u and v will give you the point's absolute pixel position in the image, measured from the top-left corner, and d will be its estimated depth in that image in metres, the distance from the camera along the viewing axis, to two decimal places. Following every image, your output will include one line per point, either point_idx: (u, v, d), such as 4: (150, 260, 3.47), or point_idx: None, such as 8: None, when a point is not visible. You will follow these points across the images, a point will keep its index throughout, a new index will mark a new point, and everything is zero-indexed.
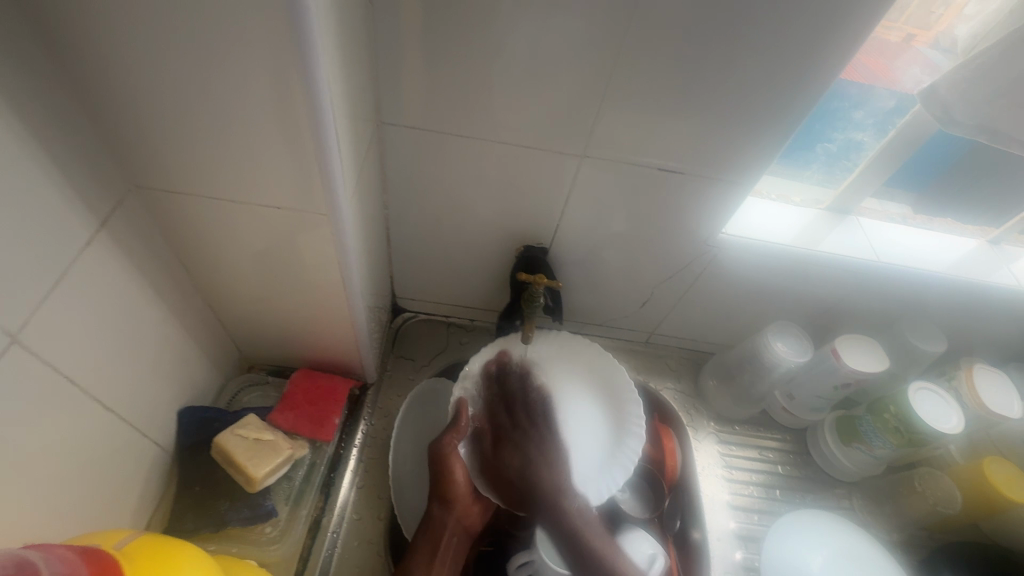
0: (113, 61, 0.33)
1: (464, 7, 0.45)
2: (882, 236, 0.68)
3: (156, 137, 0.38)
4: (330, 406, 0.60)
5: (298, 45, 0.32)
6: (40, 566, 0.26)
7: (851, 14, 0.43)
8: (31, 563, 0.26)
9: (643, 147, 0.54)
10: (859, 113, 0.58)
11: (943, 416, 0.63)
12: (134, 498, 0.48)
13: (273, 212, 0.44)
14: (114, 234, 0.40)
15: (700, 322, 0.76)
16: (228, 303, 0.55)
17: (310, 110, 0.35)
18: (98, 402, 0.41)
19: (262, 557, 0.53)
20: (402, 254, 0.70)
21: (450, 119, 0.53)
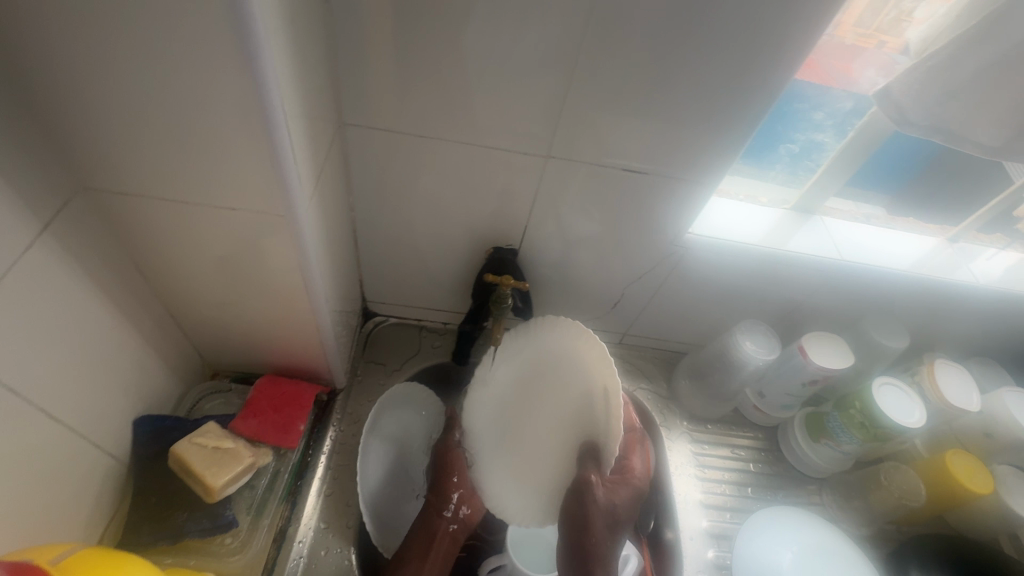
0: (49, 58, 0.32)
1: (421, 6, 0.44)
2: (846, 235, 0.69)
3: (100, 136, 0.37)
4: (295, 413, 0.59)
5: (243, 45, 0.31)
6: None
7: (804, 18, 0.44)
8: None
9: (607, 148, 0.54)
10: (819, 114, 0.60)
11: (906, 411, 0.64)
12: (85, 512, 0.46)
13: (228, 214, 0.43)
14: (59, 237, 0.39)
15: (671, 322, 0.77)
16: (187, 308, 0.54)
17: (259, 109, 0.35)
18: (43, 413, 0.40)
19: (223, 568, 0.50)
20: (370, 258, 0.69)
21: (413, 121, 0.53)
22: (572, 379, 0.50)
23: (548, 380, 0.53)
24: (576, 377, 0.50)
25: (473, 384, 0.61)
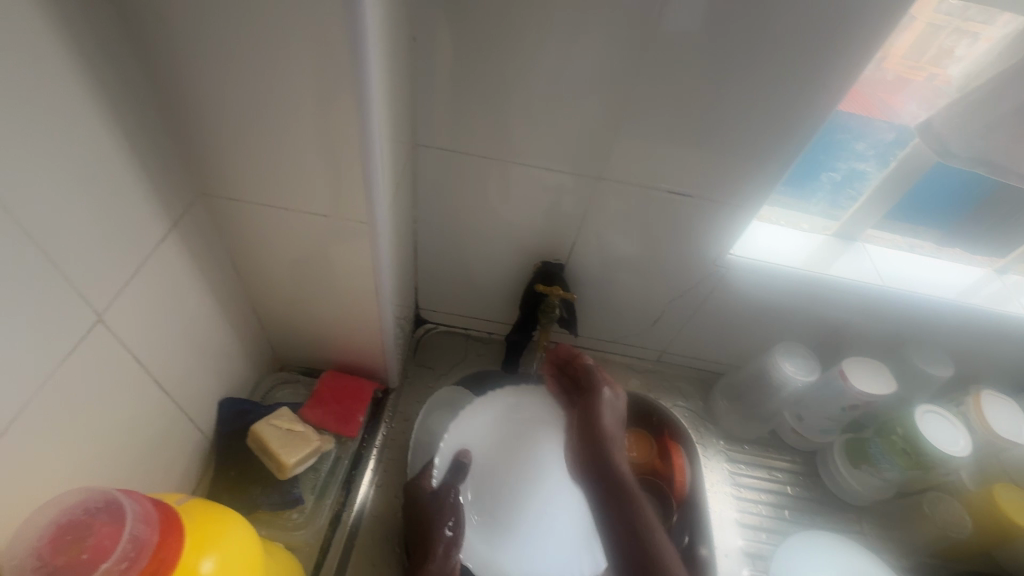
0: (196, 86, 0.39)
1: (494, 42, 0.50)
2: (889, 263, 0.70)
3: (224, 151, 0.43)
4: (355, 405, 0.64)
5: (354, 80, 0.37)
6: (124, 505, 0.31)
7: (846, 57, 0.47)
8: (117, 501, 0.31)
9: (654, 172, 0.59)
10: (861, 145, 0.62)
11: (950, 439, 0.64)
12: (176, 478, 0.52)
13: (317, 220, 0.49)
14: (182, 233, 0.45)
15: (710, 341, 0.79)
16: (268, 304, 0.60)
17: (360, 131, 0.40)
18: (155, 384, 0.46)
19: (288, 539, 0.56)
20: (427, 267, 0.75)
21: (477, 143, 0.58)
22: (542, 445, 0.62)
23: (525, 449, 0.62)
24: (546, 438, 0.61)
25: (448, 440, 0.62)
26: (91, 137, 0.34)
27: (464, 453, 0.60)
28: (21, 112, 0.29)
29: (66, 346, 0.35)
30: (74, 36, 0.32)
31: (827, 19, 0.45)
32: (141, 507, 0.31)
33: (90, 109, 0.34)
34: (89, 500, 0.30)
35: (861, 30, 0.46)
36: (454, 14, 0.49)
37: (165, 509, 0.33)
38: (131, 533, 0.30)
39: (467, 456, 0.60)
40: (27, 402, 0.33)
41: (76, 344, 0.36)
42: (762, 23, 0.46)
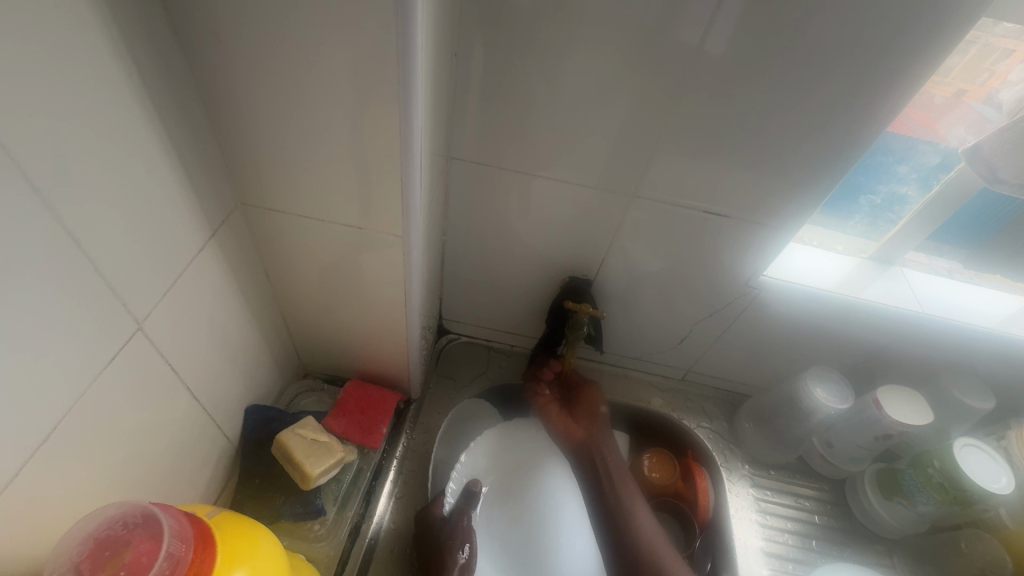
0: (241, 97, 0.39)
1: (534, 56, 0.50)
2: (928, 289, 0.68)
3: (264, 160, 0.43)
4: (378, 416, 0.64)
5: (401, 96, 0.37)
6: (162, 519, 0.31)
7: (897, 80, 0.46)
8: (153, 516, 0.31)
9: (689, 190, 0.58)
10: (904, 167, 0.60)
11: (993, 476, 0.62)
12: (202, 484, 0.52)
13: (352, 232, 0.49)
14: (220, 241, 0.46)
15: (738, 362, 0.77)
16: (297, 312, 0.60)
17: (402, 145, 0.40)
18: (188, 391, 0.46)
19: (310, 552, 0.56)
20: (453, 278, 0.74)
21: (512, 156, 0.58)
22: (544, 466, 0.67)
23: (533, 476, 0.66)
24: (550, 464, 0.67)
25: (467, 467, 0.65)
26: (141, 148, 0.34)
27: (475, 482, 0.62)
28: (79, 121, 0.29)
29: (106, 353, 0.35)
30: (129, 47, 0.32)
31: (880, 41, 0.44)
32: (177, 523, 0.31)
33: (141, 119, 0.34)
34: (127, 514, 0.31)
35: (914, 53, 0.44)
36: (496, 29, 0.48)
37: (199, 523, 0.33)
38: (167, 550, 0.30)
39: (477, 484, 0.61)
40: (67, 410, 0.33)
41: (116, 352, 0.36)
42: (812, 44, 0.45)
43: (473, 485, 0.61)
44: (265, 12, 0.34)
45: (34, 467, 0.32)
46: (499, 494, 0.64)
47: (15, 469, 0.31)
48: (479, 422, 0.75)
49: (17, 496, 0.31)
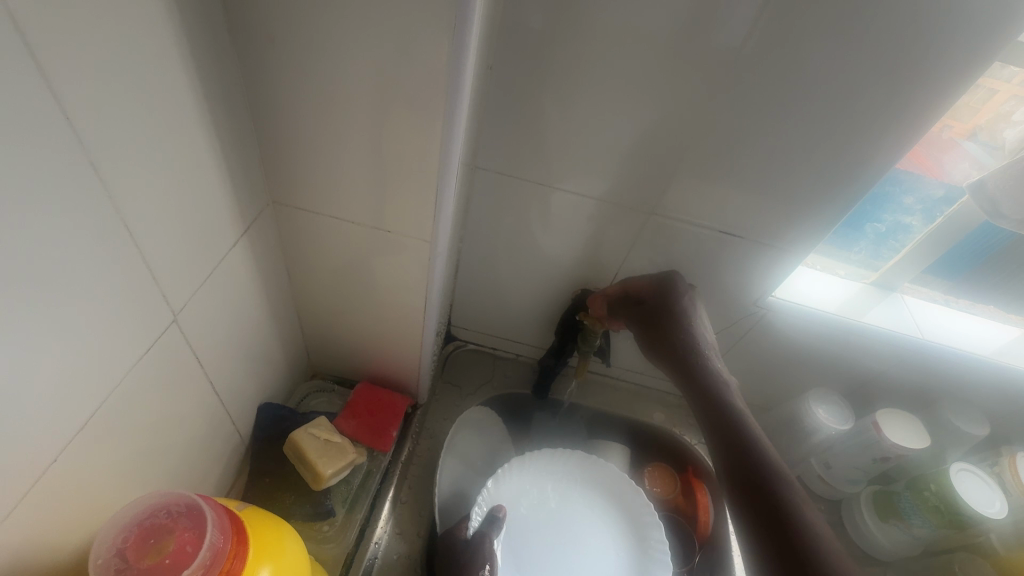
0: (285, 98, 0.40)
1: (565, 75, 0.51)
2: (926, 316, 0.70)
3: (300, 161, 0.44)
4: (388, 419, 0.64)
5: (446, 106, 0.38)
6: (204, 508, 0.32)
7: (913, 115, 0.48)
8: (197, 506, 0.32)
9: (705, 211, 0.59)
10: (910, 199, 0.62)
11: (987, 500, 0.64)
12: (214, 480, 0.51)
13: (379, 234, 0.49)
14: (250, 238, 0.46)
15: (740, 380, 0.79)
16: (314, 312, 0.60)
17: (441, 153, 0.41)
18: (209, 385, 0.46)
19: (318, 552, 0.56)
20: (465, 285, 0.75)
21: (535, 169, 0.59)
22: (575, 478, 0.65)
23: (562, 482, 0.64)
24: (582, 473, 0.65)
25: (488, 491, 0.61)
26: (189, 144, 0.35)
27: (499, 506, 0.58)
28: (138, 115, 0.30)
29: (143, 344, 0.36)
30: (187, 45, 0.33)
31: (900, 78, 0.46)
32: (217, 515, 0.32)
33: (193, 114, 0.35)
34: (171, 503, 0.31)
35: (930, 91, 0.46)
36: (530, 46, 0.50)
37: (234, 516, 0.34)
38: (209, 540, 0.30)
39: (501, 510, 0.58)
40: (104, 398, 0.34)
41: (151, 343, 0.37)
42: (834, 77, 0.47)
43: (500, 509, 0.58)
44: (320, 18, 0.35)
45: (70, 453, 0.32)
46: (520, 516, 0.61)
47: (52, 456, 0.31)
48: (485, 426, 0.72)
49: (54, 481, 0.31)
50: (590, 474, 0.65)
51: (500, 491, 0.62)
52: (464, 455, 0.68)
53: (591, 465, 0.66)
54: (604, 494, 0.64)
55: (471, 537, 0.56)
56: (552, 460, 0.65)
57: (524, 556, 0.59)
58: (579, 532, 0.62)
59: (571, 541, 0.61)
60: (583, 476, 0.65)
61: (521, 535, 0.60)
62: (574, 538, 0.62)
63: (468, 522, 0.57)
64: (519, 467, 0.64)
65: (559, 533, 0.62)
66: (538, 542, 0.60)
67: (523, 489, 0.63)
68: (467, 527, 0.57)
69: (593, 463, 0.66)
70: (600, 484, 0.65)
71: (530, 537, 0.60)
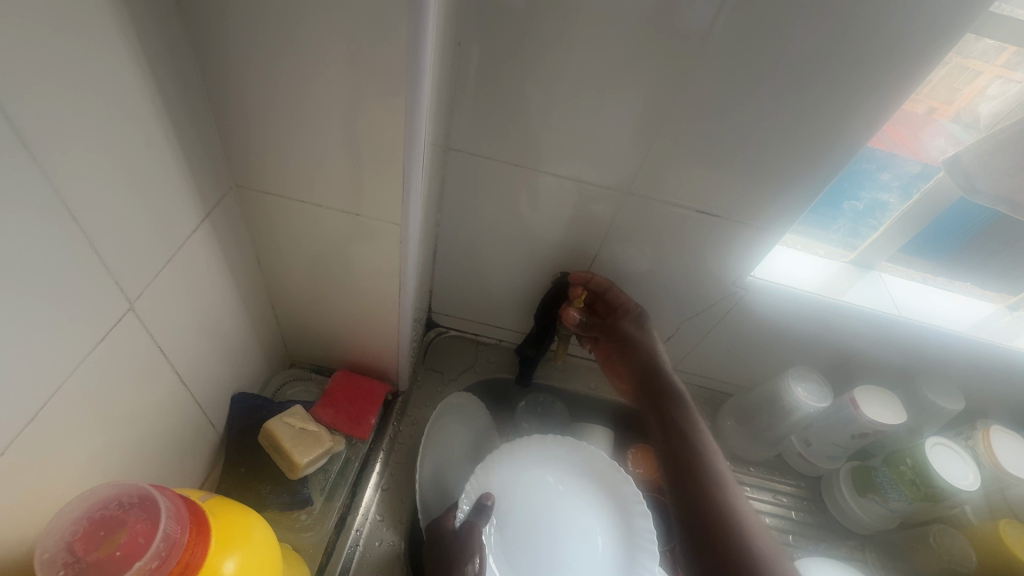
0: (240, 76, 0.38)
1: (537, 52, 0.50)
2: (904, 294, 0.71)
3: (262, 142, 0.42)
4: (367, 407, 0.63)
5: (408, 83, 0.37)
6: (161, 499, 0.31)
7: (888, 90, 0.48)
8: (150, 497, 0.31)
9: (683, 191, 0.59)
10: (886, 175, 0.62)
11: (961, 473, 0.65)
12: (186, 470, 0.51)
13: (347, 218, 0.48)
14: (213, 223, 0.45)
15: (721, 361, 0.79)
16: (286, 299, 0.59)
17: (406, 132, 0.40)
18: (175, 375, 0.45)
19: (295, 541, 0.56)
20: (443, 270, 0.74)
21: (510, 149, 0.58)
22: (560, 466, 0.64)
23: (546, 471, 0.64)
24: (569, 461, 0.65)
25: (475, 478, 0.62)
26: (137, 123, 0.34)
27: (486, 494, 0.58)
28: (76, 93, 0.29)
29: (97, 334, 0.35)
30: (130, 19, 0.31)
31: (875, 53, 0.45)
32: (173, 506, 0.31)
33: (140, 92, 0.33)
34: (123, 494, 0.31)
35: (906, 64, 0.46)
36: (501, 22, 0.48)
37: (195, 507, 0.33)
38: (163, 531, 0.29)
39: (489, 499, 0.58)
40: (57, 388, 0.33)
41: (105, 334, 0.35)
42: (809, 53, 0.46)
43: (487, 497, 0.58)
44: None
45: (23, 444, 0.31)
46: (508, 503, 0.61)
47: (1, 448, 0.30)
48: (467, 413, 0.71)
49: (6, 473, 0.31)
50: (575, 462, 0.65)
51: (489, 480, 0.61)
52: (445, 441, 0.68)
53: (575, 453, 0.65)
54: (587, 484, 0.64)
55: (458, 527, 0.56)
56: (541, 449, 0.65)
57: (507, 539, 0.59)
58: (564, 519, 0.62)
59: (557, 529, 0.61)
60: (572, 463, 0.65)
61: (509, 522, 0.60)
62: (560, 525, 0.61)
63: (454, 513, 0.57)
64: (510, 454, 0.64)
65: (543, 520, 0.61)
66: (526, 529, 0.60)
67: (508, 476, 0.62)
68: (454, 518, 0.58)
69: (578, 451, 0.65)
70: (585, 473, 0.64)
71: (517, 521, 0.61)
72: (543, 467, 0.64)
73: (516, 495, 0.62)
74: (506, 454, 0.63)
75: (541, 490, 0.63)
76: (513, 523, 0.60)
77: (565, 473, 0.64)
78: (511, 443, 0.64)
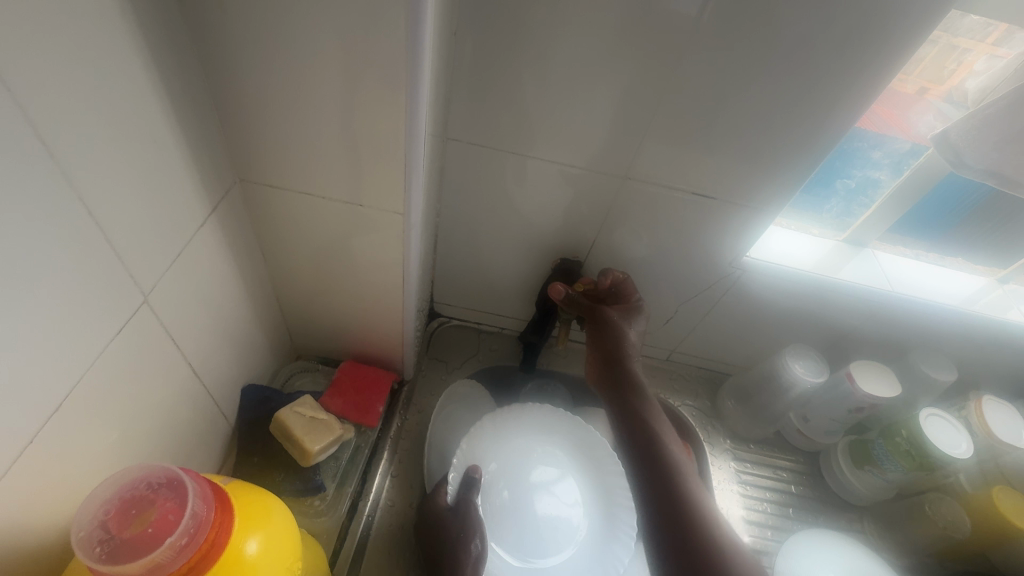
0: (241, 69, 0.39)
1: (531, 39, 0.50)
2: (897, 270, 0.72)
3: (264, 135, 0.43)
4: (374, 395, 0.65)
5: (407, 73, 0.37)
6: (186, 480, 0.32)
7: (876, 68, 0.48)
8: (176, 478, 0.32)
9: (678, 174, 0.60)
10: (877, 153, 0.63)
11: (954, 442, 0.66)
12: (201, 460, 0.52)
13: (350, 209, 0.49)
14: (219, 217, 0.46)
15: (719, 342, 0.81)
16: (291, 291, 0.60)
17: (406, 122, 0.40)
18: (188, 367, 0.46)
19: (310, 526, 0.57)
20: (444, 260, 0.75)
21: (506, 137, 0.59)
22: (550, 438, 0.66)
23: (535, 442, 0.66)
24: (558, 433, 0.66)
25: (459, 450, 0.62)
26: (145, 120, 0.34)
27: (474, 468, 0.59)
28: (86, 91, 0.29)
29: (114, 327, 0.36)
30: (135, 16, 0.32)
31: (863, 31, 0.46)
32: (199, 486, 0.32)
33: (146, 88, 0.34)
34: (151, 476, 0.32)
35: (894, 42, 0.46)
36: (495, 10, 0.49)
37: (218, 488, 0.34)
38: (191, 509, 0.31)
39: (476, 472, 0.59)
40: (78, 379, 0.34)
41: (121, 326, 0.36)
42: (799, 33, 0.47)
43: (477, 470, 0.59)
44: None
45: (49, 433, 0.32)
46: (495, 474, 0.63)
47: (29, 436, 0.31)
48: (472, 400, 0.73)
49: (34, 460, 0.32)
50: (564, 433, 0.66)
51: (474, 453, 0.62)
52: (453, 428, 0.69)
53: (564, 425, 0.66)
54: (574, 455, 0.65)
55: (452, 503, 0.58)
56: (508, 422, 0.65)
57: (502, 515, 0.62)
58: (548, 481, 0.64)
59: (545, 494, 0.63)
60: (555, 428, 0.66)
61: (496, 492, 0.62)
62: (546, 485, 0.64)
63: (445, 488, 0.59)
64: (492, 423, 0.64)
65: (531, 487, 0.64)
66: (512, 497, 0.63)
67: (493, 448, 0.64)
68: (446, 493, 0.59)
69: (567, 422, 0.66)
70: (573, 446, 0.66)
71: (504, 489, 0.63)
72: (532, 438, 0.66)
73: (502, 466, 0.63)
74: (489, 424, 0.64)
75: (530, 459, 0.65)
76: (500, 492, 0.62)
77: (556, 444, 0.66)
78: (495, 412, 0.65)
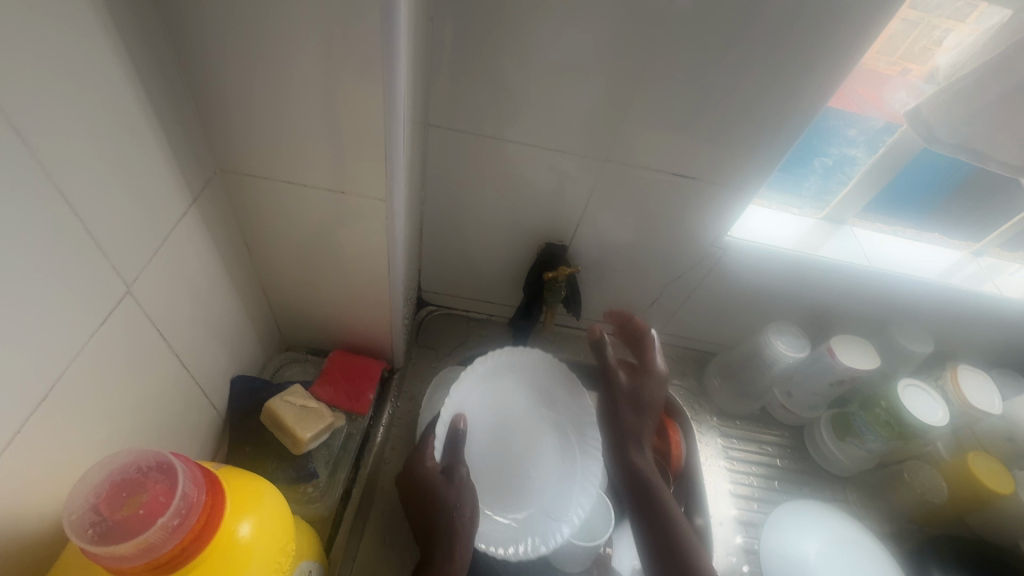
0: (216, 57, 0.38)
1: (509, 23, 0.51)
2: (875, 246, 0.73)
3: (243, 124, 0.43)
4: (364, 383, 0.65)
5: (384, 58, 0.37)
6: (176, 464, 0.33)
7: (849, 45, 0.49)
8: (166, 461, 0.33)
9: (659, 156, 0.60)
10: (853, 131, 0.64)
11: (930, 410, 0.69)
12: (192, 451, 0.52)
13: (332, 197, 0.49)
14: (200, 207, 0.46)
15: (704, 321, 0.82)
16: (277, 282, 0.60)
17: (385, 108, 0.41)
18: (175, 358, 0.46)
19: (305, 513, 0.57)
20: (431, 248, 0.75)
21: (488, 123, 0.59)
22: (518, 381, 0.66)
23: (506, 387, 0.66)
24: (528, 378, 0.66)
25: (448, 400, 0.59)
26: (121, 110, 0.34)
27: (459, 418, 0.57)
28: (59, 81, 0.29)
29: (97, 318, 0.36)
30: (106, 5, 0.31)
31: (836, 8, 0.47)
32: (189, 469, 0.33)
33: (121, 78, 0.34)
34: (142, 460, 0.33)
35: (865, 18, 0.47)
36: None
37: (209, 472, 0.35)
38: (182, 491, 0.31)
39: (462, 423, 0.57)
40: (64, 369, 0.34)
41: (104, 317, 0.36)
42: (773, 12, 0.47)
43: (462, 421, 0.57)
44: None
45: (37, 424, 0.33)
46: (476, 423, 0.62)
47: (17, 426, 0.31)
48: None
49: (23, 450, 0.32)
50: (530, 373, 0.67)
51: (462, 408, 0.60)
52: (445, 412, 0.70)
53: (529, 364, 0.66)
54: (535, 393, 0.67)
55: (441, 465, 0.56)
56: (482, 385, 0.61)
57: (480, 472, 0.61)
58: (514, 423, 0.65)
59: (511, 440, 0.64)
60: (523, 370, 0.66)
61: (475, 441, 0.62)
62: (513, 428, 0.64)
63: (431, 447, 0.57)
64: (479, 372, 0.63)
65: (500, 431, 0.64)
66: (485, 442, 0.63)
67: (477, 398, 0.63)
68: (435, 452, 0.57)
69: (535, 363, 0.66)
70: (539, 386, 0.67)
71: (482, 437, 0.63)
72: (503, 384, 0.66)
73: (483, 413, 0.63)
74: (471, 376, 0.61)
75: (501, 405, 0.65)
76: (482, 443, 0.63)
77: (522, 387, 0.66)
78: (483, 364, 0.63)
